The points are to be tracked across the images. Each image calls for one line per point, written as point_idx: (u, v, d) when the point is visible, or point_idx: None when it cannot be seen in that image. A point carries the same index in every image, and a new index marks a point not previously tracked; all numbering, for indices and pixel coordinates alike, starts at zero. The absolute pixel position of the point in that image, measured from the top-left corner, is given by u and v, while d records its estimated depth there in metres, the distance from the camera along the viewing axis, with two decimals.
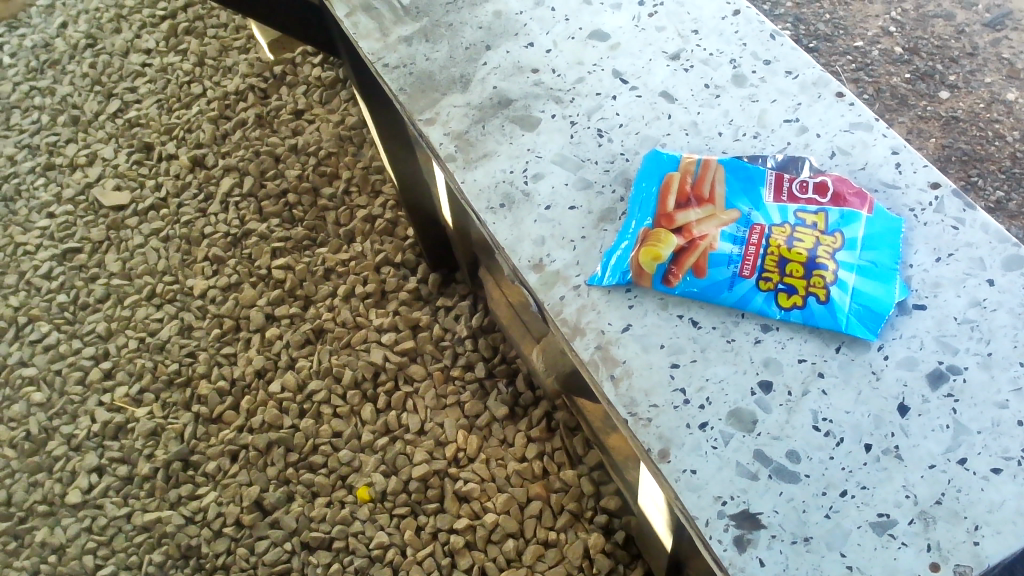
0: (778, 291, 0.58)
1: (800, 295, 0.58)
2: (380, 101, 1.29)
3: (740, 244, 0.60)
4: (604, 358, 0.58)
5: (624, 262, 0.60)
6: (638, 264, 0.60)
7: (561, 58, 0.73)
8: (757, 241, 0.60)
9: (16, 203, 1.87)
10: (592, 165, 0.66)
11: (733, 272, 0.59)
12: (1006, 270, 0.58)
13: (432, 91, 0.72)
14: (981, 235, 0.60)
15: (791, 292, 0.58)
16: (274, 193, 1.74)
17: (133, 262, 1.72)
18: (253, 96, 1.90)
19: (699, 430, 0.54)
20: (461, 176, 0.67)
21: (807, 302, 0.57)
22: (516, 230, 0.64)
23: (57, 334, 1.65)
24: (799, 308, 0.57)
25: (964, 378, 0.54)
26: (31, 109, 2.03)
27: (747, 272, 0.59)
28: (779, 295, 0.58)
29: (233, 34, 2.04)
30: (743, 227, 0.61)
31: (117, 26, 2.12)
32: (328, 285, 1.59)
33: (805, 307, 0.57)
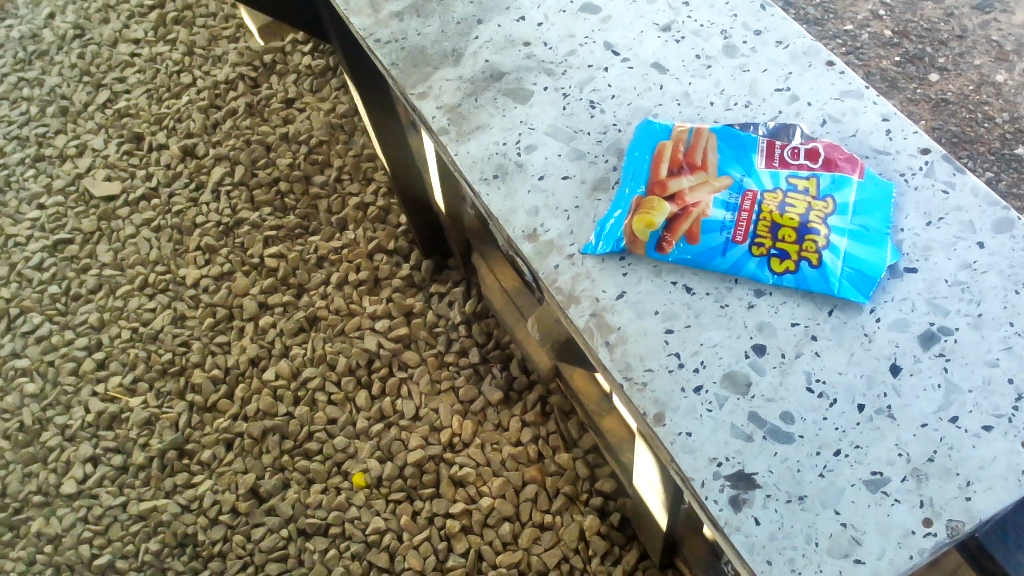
0: (771, 256, 0.58)
1: (792, 260, 0.58)
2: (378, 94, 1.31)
3: (733, 211, 0.60)
4: (599, 325, 0.58)
5: (617, 230, 0.61)
6: (631, 232, 0.60)
7: (553, 31, 0.73)
8: (750, 207, 0.60)
9: (5, 194, 1.91)
10: (584, 136, 0.66)
11: (725, 238, 0.59)
12: (996, 232, 0.59)
13: (423, 66, 0.72)
14: (971, 199, 0.60)
15: (783, 257, 0.58)
16: (266, 181, 1.79)
17: (124, 253, 1.75)
18: (243, 85, 1.95)
19: (694, 393, 0.55)
20: (454, 149, 0.67)
21: (800, 266, 0.58)
22: (509, 201, 0.64)
23: (50, 325, 1.68)
24: (792, 272, 0.58)
25: (954, 338, 0.55)
26: (19, 100, 2.07)
27: (740, 238, 0.59)
28: (771, 260, 0.58)
29: (222, 23, 2.10)
30: (735, 194, 0.61)
31: (105, 16, 2.17)
32: (320, 274, 1.63)
33: (797, 272, 0.58)
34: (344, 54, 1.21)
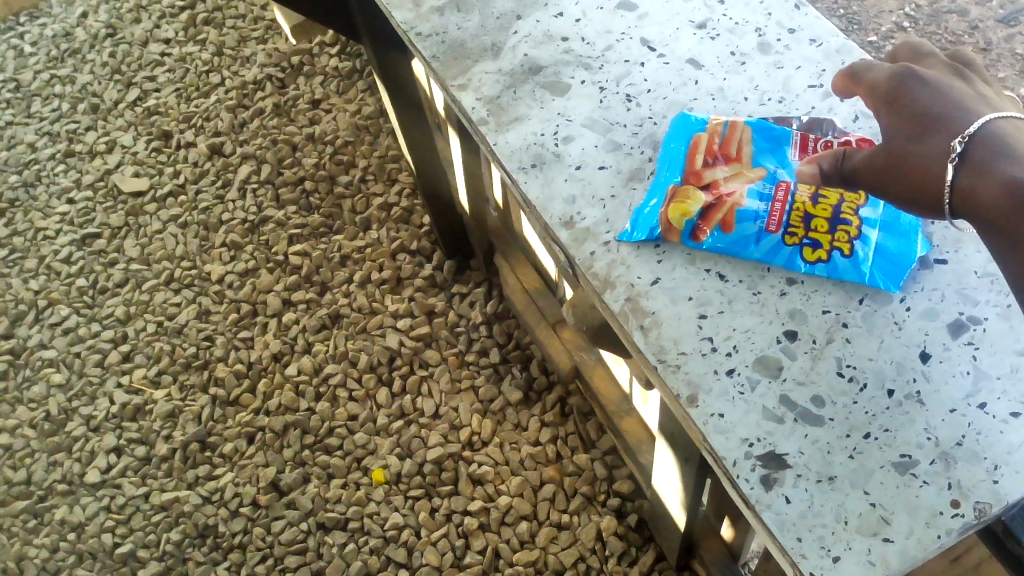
0: (803, 246, 0.60)
1: (825, 250, 0.60)
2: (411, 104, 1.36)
3: (767, 201, 0.62)
4: (634, 310, 0.59)
5: (654, 217, 0.62)
6: (668, 220, 0.61)
7: (590, 27, 0.75)
8: (783, 197, 0.62)
9: (37, 188, 2.00)
10: (621, 128, 0.68)
11: (760, 227, 0.61)
12: None
13: (463, 58, 0.74)
14: None
15: (816, 247, 0.60)
16: (291, 181, 1.88)
17: (151, 248, 1.85)
18: (271, 85, 2.04)
19: (726, 376, 0.56)
20: (493, 139, 0.69)
21: (832, 256, 0.59)
22: (547, 190, 0.65)
23: (77, 317, 1.77)
24: (824, 262, 0.59)
25: (983, 327, 0.56)
26: (51, 97, 2.16)
27: (773, 227, 0.60)
28: (804, 250, 0.60)
29: (251, 25, 2.19)
30: (769, 185, 0.63)
31: (137, 16, 2.27)
32: (344, 272, 1.72)
33: (829, 261, 0.59)
34: (376, 62, 1.24)
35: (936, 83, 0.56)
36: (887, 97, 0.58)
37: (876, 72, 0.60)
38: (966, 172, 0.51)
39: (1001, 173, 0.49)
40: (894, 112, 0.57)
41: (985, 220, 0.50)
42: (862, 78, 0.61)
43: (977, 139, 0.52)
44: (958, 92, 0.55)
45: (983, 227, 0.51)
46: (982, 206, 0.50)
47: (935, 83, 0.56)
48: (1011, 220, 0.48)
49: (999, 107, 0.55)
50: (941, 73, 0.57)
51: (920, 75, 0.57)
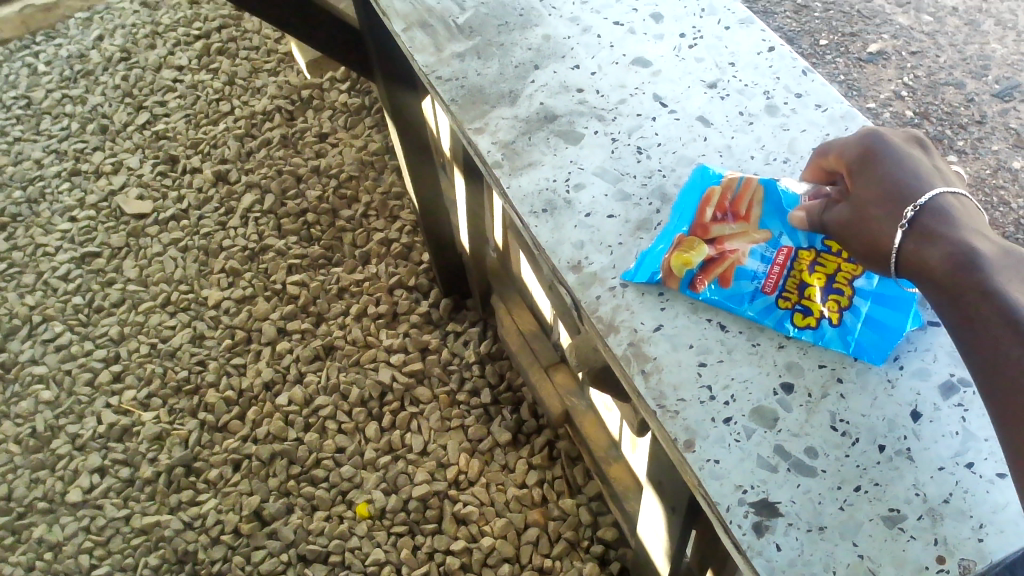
0: (795, 311, 0.61)
1: (814, 317, 0.60)
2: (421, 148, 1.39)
3: (766, 263, 0.63)
4: (636, 354, 0.59)
5: (656, 263, 0.62)
6: (669, 267, 0.62)
7: (606, 80, 0.74)
8: (783, 262, 0.63)
9: (40, 205, 2.02)
10: (631, 178, 0.68)
11: (756, 287, 0.61)
12: None
13: (481, 103, 0.73)
14: None
15: (807, 313, 0.60)
16: (294, 211, 1.90)
17: (150, 270, 1.86)
18: (280, 117, 2.08)
19: (723, 423, 0.56)
20: (506, 182, 0.68)
21: (820, 324, 0.60)
22: (556, 234, 0.65)
23: (70, 334, 1.78)
24: (812, 328, 0.60)
25: (972, 390, 0.57)
26: (61, 116, 2.19)
27: (769, 289, 0.61)
28: (795, 314, 0.60)
29: (265, 57, 2.23)
30: (771, 248, 0.64)
31: (152, 42, 2.31)
32: (340, 304, 1.73)
33: (817, 329, 0.60)
34: (388, 101, 1.27)
35: (899, 151, 0.60)
36: (855, 157, 0.61)
37: (843, 138, 0.63)
38: (916, 238, 0.56)
39: (948, 241, 0.54)
40: (857, 170, 0.61)
41: (928, 281, 0.55)
42: (828, 143, 0.64)
43: (931, 210, 0.56)
44: (918, 161, 0.60)
45: (926, 287, 0.55)
46: (927, 269, 0.55)
47: (899, 150, 0.60)
48: (953, 284, 0.53)
49: (948, 182, 0.59)
50: (902, 141, 0.62)
51: (884, 140, 0.61)
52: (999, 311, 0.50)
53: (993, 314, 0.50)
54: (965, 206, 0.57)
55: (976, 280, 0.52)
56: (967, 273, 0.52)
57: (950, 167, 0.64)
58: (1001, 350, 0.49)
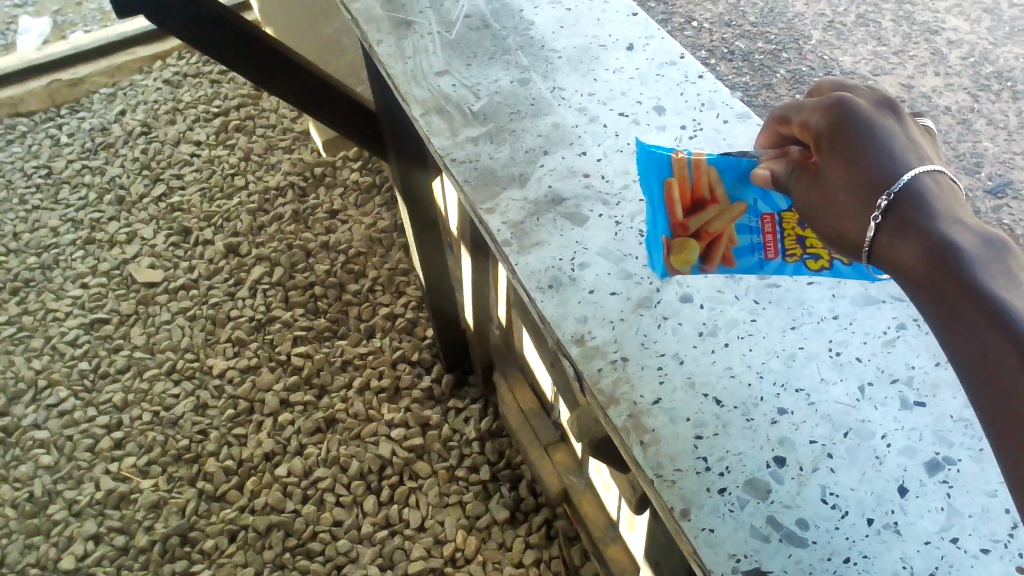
0: (807, 260, 0.56)
1: (828, 260, 0.55)
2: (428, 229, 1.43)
3: (757, 233, 0.56)
4: (635, 426, 0.56)
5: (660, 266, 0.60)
6: (673, 268, 0.59)
7: (611, 166, 0.71)
8: (772, 227, 0.55)
9: (53, 271, 2.06)
10: (634, 259, 0.65)
11: (759, 258, 0.57)
12: None
13: (493, 185, 0.70)
14: None
15: (819, 258, 0.56)
16: (302, 284, 1.94)
17: (157, 338, 1.89)
18: (292, 192, 2.13)
19: (718, 493, 0.52)
20: (513, 260, 0.65)
21: (835, 265, 0.55)
22: (562, 309, 0.62)
23: (74, 399, 1.80)
24: (828, 270, 0.56)
25: (958, 468, 0.53)
26: (80, 186, 2.25)
27: (772, 255, 0.56)
28: (809, 264, 0.56)
29: (281, 135, 2.31)
30: (754, 217, 0.55)
31: (172, 118, 2.39)
32: (344, 377, 1.76)
33: (834, 269, 0.56)
34: (400, 179, 1.32)
35: (872, 122, 0.50)
36: (820, 129, 0.51)
37: (807, 103, 0.53)
38: (891, 231, 0.47)
39: (926, 236, 0.45)
40: (824, 145, 0.51)
41: (905, 282, 0.46)
42: (792, 111, 0.54)
43: (906, 197, 0.47)
44: (891, 130, 0.50)
45: (903, 288, 0.47)
46: (904, 267, 0.46)
47: (869, 116, 0.50)
48: (932, 288, 0.44)
49: (926, 155, 0.50)
50: (872, 105, 0.52)
51: (853, 105, 0.51)
52: (988, 319, 0.42)
53: (981, 323, 0.42)
54: (946, 187, 0.48)
55: (958, 284, 0.43)
56: (949, 276, 0.44)
57: (926, 128, 0.55)
58: (991, 367, 0.41)
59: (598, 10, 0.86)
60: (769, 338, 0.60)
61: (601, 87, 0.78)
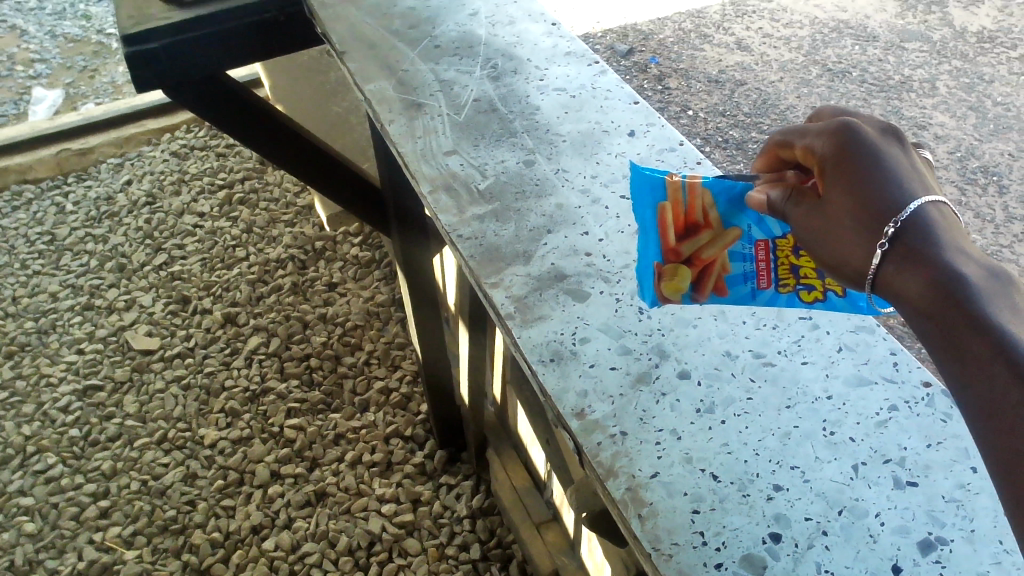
0: (800, 291, 0.58)
1: (821, 290, 0.58)
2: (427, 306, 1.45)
3: (751, 261, 0.58)
4: (633, 499, 0.56)
5: (647, 296, 0.60)
6: (661, 298, 0.60)
7: (613, 246, 0.73)
8: (765, 256, 0.58)
9: (49, 336, 2.07)
10: (632, 335, 0.66)
11: (751, 287, 0.59)
12: None
13: (497, 260, 0.73)
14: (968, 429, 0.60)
15: (812, 289, 0.58)
16: (298, 356, 1.95)
17: (149, 406, 1.88)
18: (292, 265, 2.16)
19: (714, 569, 0.53)
20: (517, 333, 0.67)
21: (829, 296, 0.58)
22: (562, 382, 0.63)
23: (62, 466, 1.79)
24: (823, 302, 0.58)
25: (950, 548, 0.53)
26: (82, 253, 2.28)
27: (765, 284, 0.58)
28: (802, 295, 0.58)
29: (284, 208, 2.35)
30: (748, 244, 0.58)
31: (178, 189, 2.44)
32: (336, 450, 1.75)
33: (827, 301, 0.58)
34: (401, 253, 1.35)
35: (879, 150, 0.51)
36: (827, 156, 0.52)
37: (812, 127, 0.54)
38: (897, 259, 0.48)
39: (934, 265, 0.46)
40: (830, 172, 0.52)
41: (908, 310, 0.47)
42: (796, 134, 0.55)
43: (913, 225, 0.48)
44: (896, 160, 0.51)
45: (904, 317, 0.47)
46: (909, 296, 0.47)
47: (875, 145, 0.51)
48: (937, 317, 0.45)
49: (928, 186, 0.51)
50: (876, 135, 0.52)
51: (860, 135, 0.52)
52: (999, 353, 0.42)
53: (992, 356, 0.42)
54: (950, 218, 0.48)
55: (967, 314, 0.44)
56: (956, 306, 0.44)
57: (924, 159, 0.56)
58: (1001, 401, 0.42)
59: (601, 98, 0.90)
60: (764, 416, 0.61)
61: (603, 170, 0.81)
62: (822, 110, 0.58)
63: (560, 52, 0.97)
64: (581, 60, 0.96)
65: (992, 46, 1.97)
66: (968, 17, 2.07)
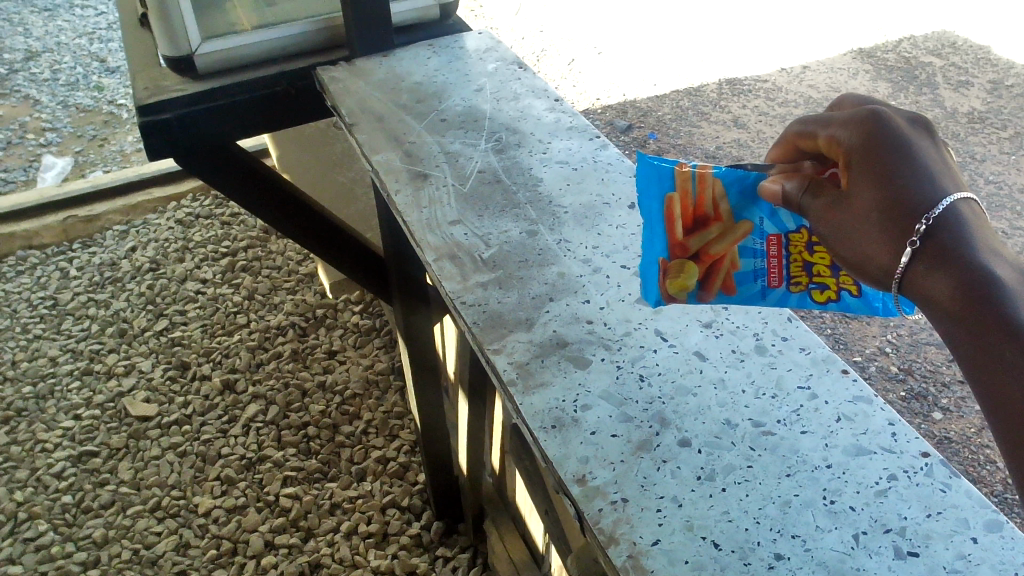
0: (811, 290, 0.61)
1: (832, 290, 0.61)
2: (427, 374, 1.45)
3: (762, 257, 0.62)
4: (634, 566, 0.56)
5: (652, 293, 0.64)
6: (667, 295, 0.64)
7: (613, 314, 0.75)
8: (777, 252, 0.61)
9: (47, 401, 2.06)
10: (633, 402, 0.67)
11: (761, 284, 0.62)
12: (989, 530, 0.58)
13: (500, 326, 0.74)
14: (966, 500, 0.60)
15: (823, 288, 0.61)
16: (296, 424, 1.95)
17: (144, 473, 1.87)
18: (293, 332, 2.17)
19: None
20: (519, 398, 0.67)
21: (841, 295, 0.60)
22: (563, 448, 0.63)
23: (53, 534, 1.77)
24: (834, 300, 0.61)
25: None
26: (83, 317, 2.29)
27: (775, 282, 0.62)
28: (812, 293, 0.61)
29: (285, 276, 2.37)
30: (759, 239, 0.61)
31: (181, 256, 2.47)
32: (331, 520, 1.76)
33: (839, 300, 0.61)
34: (402, 320, 1.36)
35: (907, 141, 0.51)
36: (854, 148, 0.52)
37: (837, 117, 0.54)
38: (927, 257, 0.48)
39: (964, 264, 0.47)
40: (857, 164, 0.52)
41: (935, 310, 0.48)
42: (820, 124, 0.55)
43: (942, 220, 0.48)
44: (925, 153, 0.51)
45: (931, 315, 0.48)
46: (937, 297, 0.48)
47: (904, 138, 0.51)
48: (967, 317, 0.46)
49: (958, 178, 0.51)
50: (907, 126, 0.52)
51: (891, 127, 0.52)
52: None
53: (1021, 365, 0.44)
54: (981, 214, 0.49)
55: (997, 315, 0.45)
56: (986, 306, 0.45)
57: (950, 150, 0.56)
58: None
59: (602, 171, 0.92)
60: (764, 485, 0.61)
61: (604, 241, 0.83)
62: (845, 98, 0.58)
63: (563, 126, 1.00)
64: (582, 135, 0.99)
65: (983, 126, 2.02)
66: (959, 98, 2.13)
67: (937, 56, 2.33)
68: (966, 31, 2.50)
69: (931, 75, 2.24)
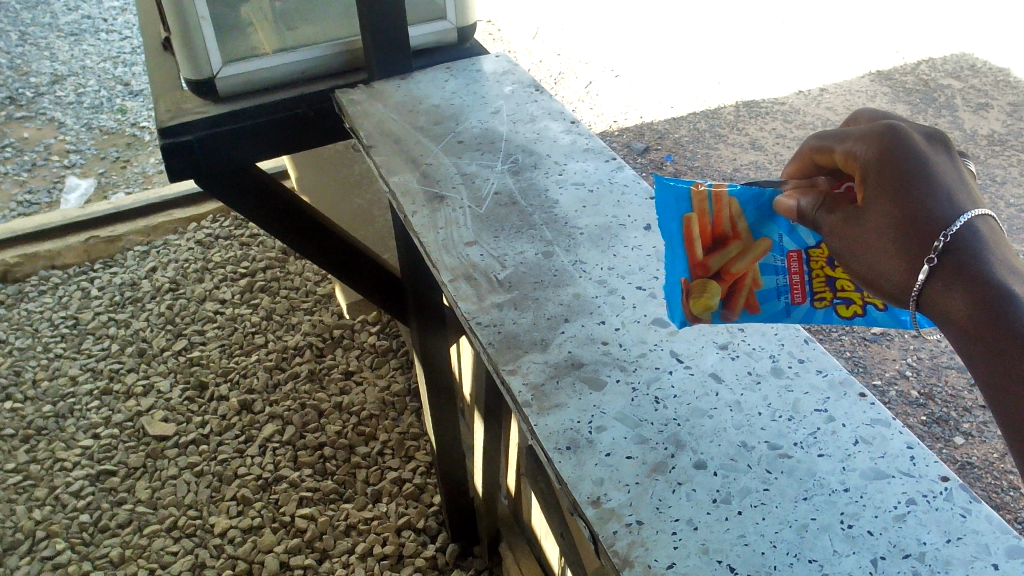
0: (836, 305, 0.61)
1: (858, 304, 0.60)
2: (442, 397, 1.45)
3: (784, 274, 0.61)
4: None
5: (677, 314, 0.64)
6: (692, 316, 0.64)
7: (628, 335, 0.75)
8: (798, 268, 0.61)
9: (66, 420, 2.08)
10: (649, 425, 0.67)
11: (784, 301, 0.62)
12: (1012, 556, 0.57)
13: (515, 347, 0.74)
14: (986, 525, 0.59)
15: (849, 303, 0.60)
16: (311, 444, 1.96)
17: (161, 492, 1.88)
18: (310, 352, 2.18)
19: None
20: (534, 419, 0.67)
21: (867, 309, 0.60)
22: (578, 470, 0.63)
23: (70, 552, 1.78)
24: (860, 315, 0.60)
25: None
26: (104, 337, 2.31)
27: (799, 298, 0.61)
28: (838, 308, 0.61)
29: (303, 296, 2.38)
30: (779, 256, 0.61)
31: (201, 276, 2.49)
32: (347, 541, 1.76)
33: (865, 314, 0.60)
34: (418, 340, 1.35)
35: (924, 157, 0.51)
36: (870, 164, 0.52)
37: (852, 130, 0.54)
38: (945, 275, 0.48)
39: (982, 284, 0.46)
40: (873, 180, 0.51)
41: (953, 328, 0.48)
42: (834, 137, 0.55)
43: (959, 239, 0.48)
44: (941, 169, 0.51)
45: (949, 334, 0.48)
46: (954, 315, 0.47)
47: (922, 155, 0.51)
48: (987, 339, 0.46)
49: (974, 195, 0.51)
50: (923, 142, 0.52)
51: (908, 143, 0.51)
52: None
53: None
54: (998, 232, 0.48)
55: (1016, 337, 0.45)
56: (1006, 329, 0.45)
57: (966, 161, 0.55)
58: None
59: (618, 193, 0.92)
60: (781, 508, 0.61)
61: (620, 262, 0.83)
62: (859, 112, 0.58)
63: (579, 148, 1.01)
64: (599, 156, 0.99)
65: (1003, 148, 2.01)
66: (978, 121, 2.12)
67: (956, 79, 2.33)
68: (985, 53, 2.49)
69: (949, 98, 2.23)
